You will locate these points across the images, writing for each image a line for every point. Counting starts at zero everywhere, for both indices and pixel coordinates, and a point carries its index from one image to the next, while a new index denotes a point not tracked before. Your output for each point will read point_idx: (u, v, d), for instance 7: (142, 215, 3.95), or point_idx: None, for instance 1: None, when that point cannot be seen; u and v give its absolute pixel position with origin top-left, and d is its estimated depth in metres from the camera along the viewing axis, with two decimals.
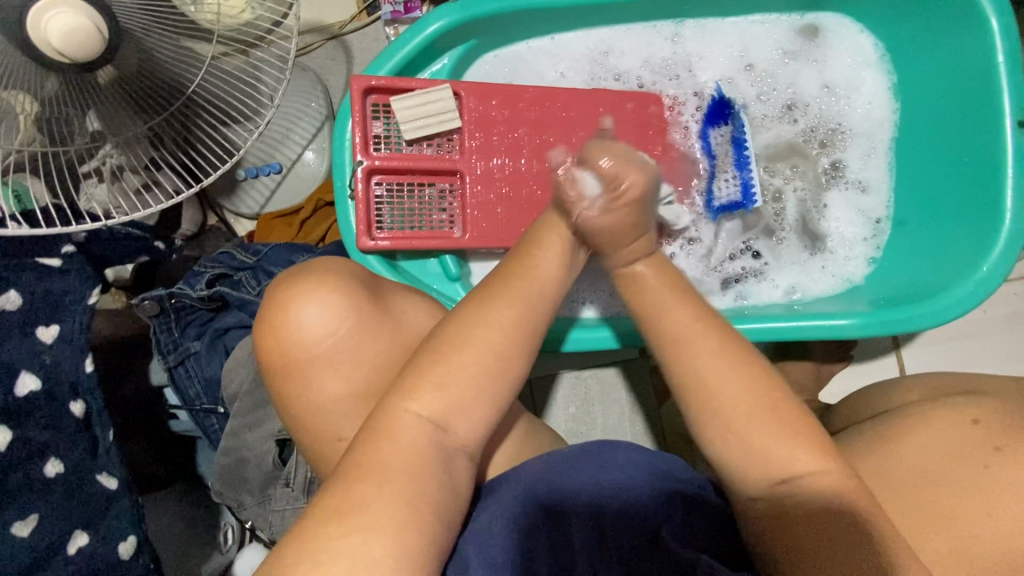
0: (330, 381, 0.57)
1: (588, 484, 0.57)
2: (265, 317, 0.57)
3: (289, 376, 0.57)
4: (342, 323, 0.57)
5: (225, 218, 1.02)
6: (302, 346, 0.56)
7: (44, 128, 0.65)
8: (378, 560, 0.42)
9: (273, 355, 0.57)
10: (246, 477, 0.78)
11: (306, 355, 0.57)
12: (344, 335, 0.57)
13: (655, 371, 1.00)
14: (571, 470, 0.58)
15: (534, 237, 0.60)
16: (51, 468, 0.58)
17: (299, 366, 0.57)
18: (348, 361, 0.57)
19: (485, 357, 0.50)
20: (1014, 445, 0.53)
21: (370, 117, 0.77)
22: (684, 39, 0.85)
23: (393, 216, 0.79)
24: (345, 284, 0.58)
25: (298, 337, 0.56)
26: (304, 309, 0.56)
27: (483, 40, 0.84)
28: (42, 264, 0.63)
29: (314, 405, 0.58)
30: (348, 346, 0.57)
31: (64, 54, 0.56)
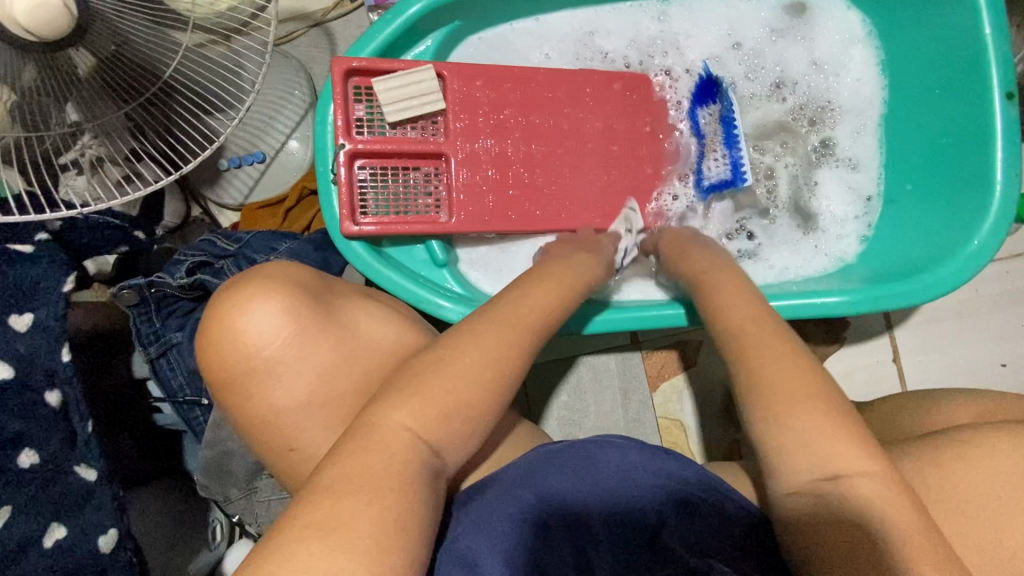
0: (311, 368, 0.56)
1: (577, 485, 0.56)
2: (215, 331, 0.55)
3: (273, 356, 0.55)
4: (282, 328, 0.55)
5: (209, 209, 1.01)
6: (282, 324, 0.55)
7: (18, 118, 0.63)
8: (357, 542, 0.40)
9: (208, 364, 0.55)
10: (232, 469, 0.78)
11: (276, 346, 0.54)
12: (309, 318, 0.56)
13: (646, 358, 0.99)
14: (562, 471, 0.58)
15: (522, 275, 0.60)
16: (26, 459, 0.56)
17: (279, 351, 0.55)
18: (335, 338, 0.56)
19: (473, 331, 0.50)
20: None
21: (351, 100, 0.76)
22: (670, 18, 0.84)
23: (378, 201, 0.78)
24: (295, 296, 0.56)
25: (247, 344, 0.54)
26: (255, 307, 0.54)
27: (467, 22, 0.82)
28: (14, 250, 0.61)
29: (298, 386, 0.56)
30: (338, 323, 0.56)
31: (31, 31, 0.53)
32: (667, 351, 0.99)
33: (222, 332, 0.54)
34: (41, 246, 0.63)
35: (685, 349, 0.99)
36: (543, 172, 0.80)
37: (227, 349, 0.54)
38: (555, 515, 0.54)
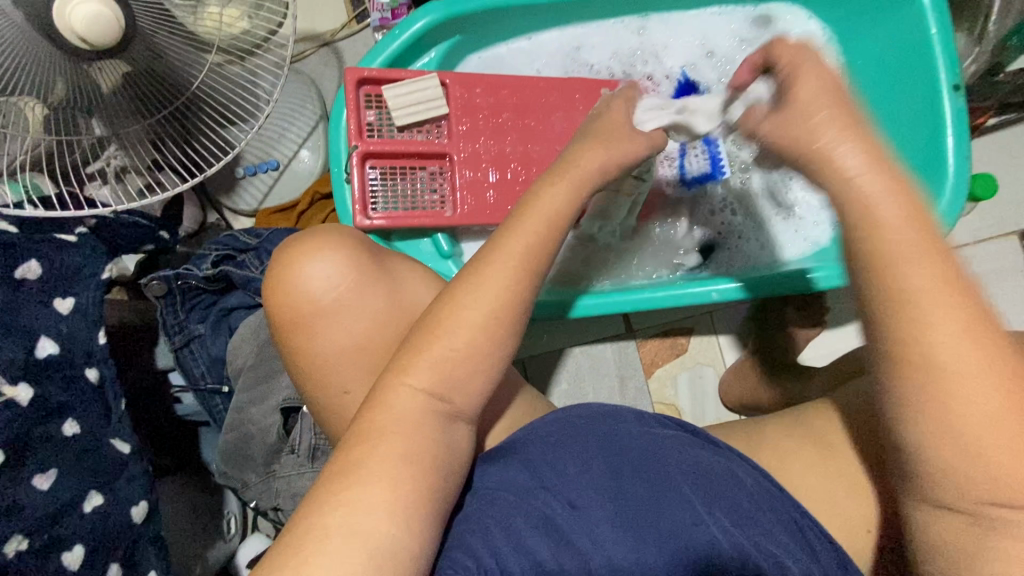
0: (337, 337, 0.61)
1: (598, 452, 0.59)
2: (275, 279, 0.62)
3: (301, 326, 0.62)
4: (343, 280, 0.61)
5: (224, 216, 1.07)
6: (311, 295, 0.61)
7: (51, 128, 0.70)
8: (403, 478, 0.49)
9: (274, 313, 0.63)
10: (252, 453, 0.80)
11: (322, 304, 0.61)
12: (368, 279, 0.63)
13: (641, 345, 1.05)
14: (585, 439, 0.60)
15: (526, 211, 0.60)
16: (69, 427, 0.61)
17: (316, 315, 0.61)
18: (356, 309, 0.62)
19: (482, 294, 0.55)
20: None
21: (363, 106, 0.83)
22: (649, 31, 0.93)
23: (387, 198, 0.84)
24: (351, 254, 0.63)
25: (309, 294, 0.61)
26: (305, 265, 0.61)
27: (466, 37, 0.91)
28: (57, 239, 0.66)
29: (323, 354, 0.62)
30: (357, 297, 0.62)
31: (85, 39, 0.60)
32: (660, 338, 1.05)
33: (287, 284, 0.61)
34: (82, 237, 0.68)
35: (676, 336, 1.05)
36: (539, 169, 0.87)
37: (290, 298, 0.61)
38: (586, 485, 0.57)
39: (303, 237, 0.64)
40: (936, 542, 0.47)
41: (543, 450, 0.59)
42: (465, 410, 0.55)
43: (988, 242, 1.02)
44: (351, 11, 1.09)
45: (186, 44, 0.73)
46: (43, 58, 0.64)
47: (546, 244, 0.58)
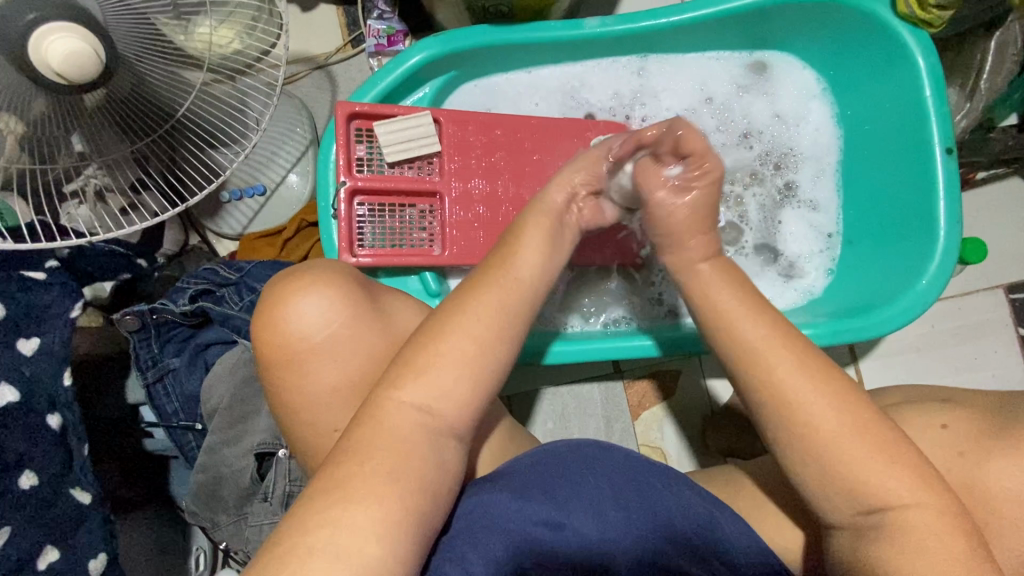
0: (315, 387, 0.59)
1: (580, 510, 0.59)
2: (261, 315, 0.60)
3: (282, 368, 0.59)
4: (328, 313, 0.59)
5: (207, 238, 1.04)
6: (291, 338, 0.59)
7: (27, 147, 0.67)
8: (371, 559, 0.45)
9: (260, 349, 0.60)
10: (223, 495, 0.77)
11: (310, 342, 0.59)
12: (358, 312, 0.60)
13: (628, 386, 1.03)
14: (566, 488, 0.60)
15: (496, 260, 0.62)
16: (26, 481, 0.58)
17: (296, 359, 0.59)
18: (338, 358, 0.59)
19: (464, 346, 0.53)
20: (988, 455, 0.59)
21: (353, 141, 0.81)
22: (647, 73, 0.92)
23: (374, 235, 0.83)
24: (342, 287, 0.60)
25: (296, 327, 0.59)
26: (293, 302, 0.59)
27: (461, 72, 0.89)
28: (27, 277, 0.63)
29: (304, 402, 0.60)
30: (341, 343, 0.59)
31: (62, 75, 0.56)
32: (647, 380, 1.03)
33: (275, 318, 0.59)
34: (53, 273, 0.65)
35: (664, 377, 1.04)
36: None
37: (278, 334, 0.59)
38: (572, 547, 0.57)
39: (298, 271, 0.62)
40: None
41: (527, 509, 0.58)
42: (449, 478, 0.53)
43: (974, 294, 1.03)
44: (345, 35, 1.07)
45: (172, 68, 0.71)
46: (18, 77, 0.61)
47: (521, 288, 0.59)
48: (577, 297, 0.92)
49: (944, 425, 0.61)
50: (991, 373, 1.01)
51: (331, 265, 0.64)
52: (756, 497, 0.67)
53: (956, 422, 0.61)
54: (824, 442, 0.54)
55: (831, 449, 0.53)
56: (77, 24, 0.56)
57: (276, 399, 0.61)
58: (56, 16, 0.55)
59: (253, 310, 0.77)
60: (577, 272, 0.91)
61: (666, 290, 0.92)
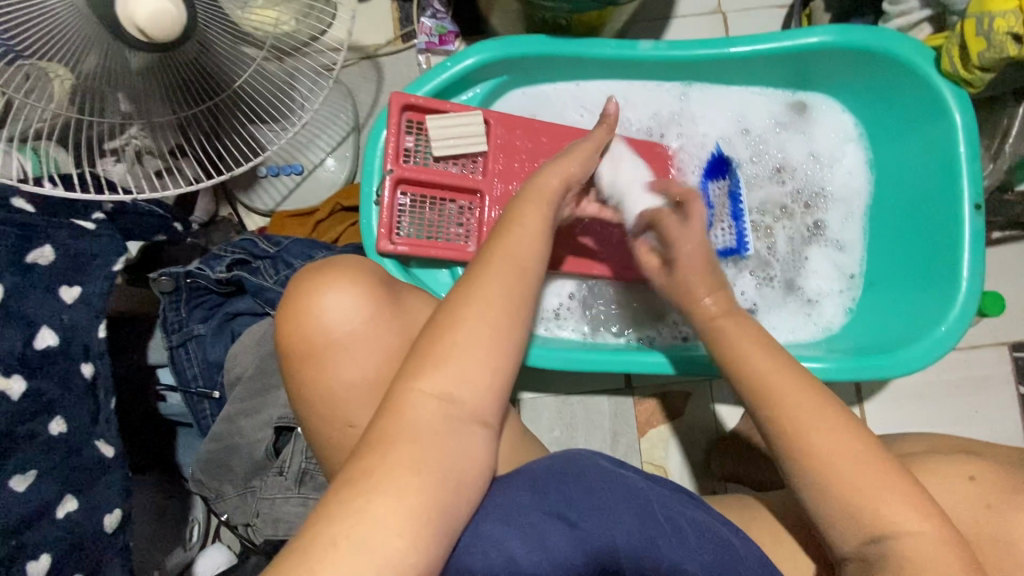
0: (339, 382, 0.56)
1: (596, 515, 0.60)
2: (286, 302, 0.57)
3: (307, 365, 0.56)
4: (353, 304, 0.56)
5: (238, 211, 1.05)
6: (315, 333, 0.55)
7: (76, 99, 0.67)
8: None
9: (287, 343, 0.57)
10: (232, 465, 0.77)
11: (336, 336, 0.56)
12: (377, 301, 0.57)
13: (638, 404, 1.04)
14: (584, 492, 0.61)
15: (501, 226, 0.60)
16: (56, 426, 0.57)
17: (318, 354, 0.56)
18: (362, 353, 0.56)
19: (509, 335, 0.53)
20: (1002, 502, 0.59)
21: (403, 132, 0.82)
22: (691, 99, 0.95)
23: (411, 225, 0.84)
24: (358, 275, 0.58)
25: (319, 323, 0.55)
26: (315, 294, 0.56)
27: (511, 78, 0.92)
28: (76, 225, 0.62)
29: (328, 394, 0.56)
30: (371, 334, 0.56)
31: (145, 33, 0.56)
32: (657, 399, 1.04)
33: (299, 311, 0.56)
34: (99, 225, 0.65)
35: (673, 399, 1.04)
36: None
37: (306, 329, 0.56)
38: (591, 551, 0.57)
39: (320, 264, 0.58)
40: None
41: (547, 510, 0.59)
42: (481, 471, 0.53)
43: (980, 349, 1.05)
44: (397, 30, 1.09)
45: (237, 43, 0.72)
46: (88, 28, 0.61)
47: None
48: (603, 309, 0.93)
49: (970, 476, 0.61)
50: (988, 426, 1.03)
51: (358, 261, 0.61)
52: (766, 521, 0.68)
53: (983, 475, 0.61)
54: (868, 499, 0.53)
55: (857, 477, 0.54)
56: None
57: (298, 390, 0.57)
58: None
59: (286, 286, 0.77)
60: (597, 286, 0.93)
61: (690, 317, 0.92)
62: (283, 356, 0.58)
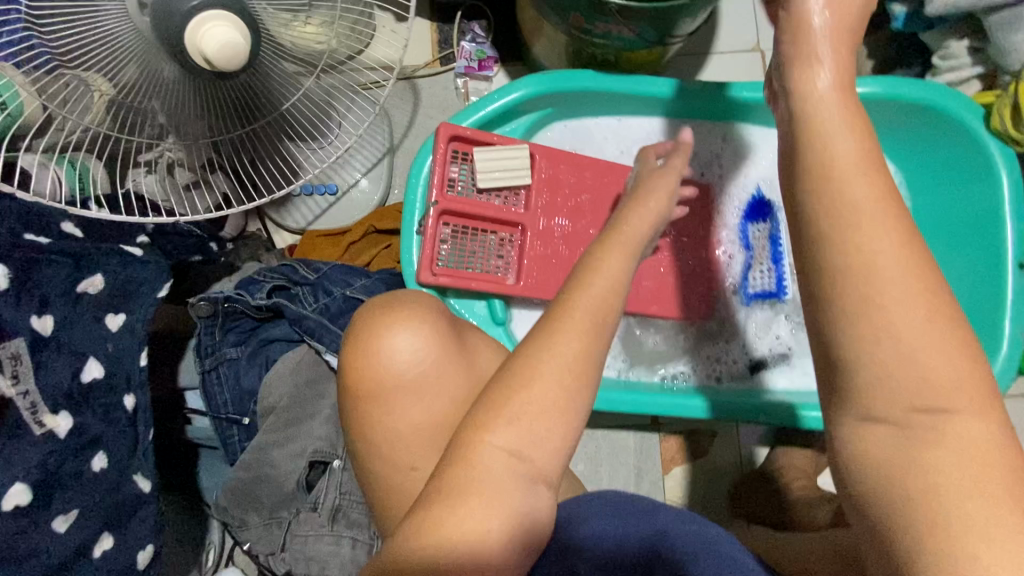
0: (396, 427, 0.54)
1: None
2: (348, 345, 0.56)
3: (367, 406, 0.54)
4: (419, 345, 0.55)
5: (266, 227, 1.03)
6: (383, 373, 0.54)
7: (115, 111, 0.64)
8: None
9: (351, 380, 0.55)
10: (260, 495, 0.74)
11: (398, 381, 0.54)
12: (445, 344, 0.56)
13: (664, 440, 1.03)
14: None
15: (583, 268, 0.59)
16: (98, 463, 0.55)
17: (378, 394, 0.54)
18: (423, 398, 0.54)
19: (572, 389, 0.52)
20: None
21: (448, 161, 0.81)
22: (733, 139, 0.94)
23: (451, 255, 0.83)
24: (428, 314, 0.57)
25: (384, 366, 0.54)
26: (384, 333, 0.55)
27: (556, 111, 0.91)
28: (125, 252, 0.62)
29: (385, 438, 0.55)
30: (435, 381, 0.55)
31: (212, 63, 0.55)
32: (682, 437, 1.03)
33: (364, 352, 0.54)
34: (147, 251, 0.65)
35: (698, 437, 1.03)
36: None
37: (368, 371, 0.54)
38: None
39: (386, 302, 0.57)
40: (916, 455, 0.37)
41: None
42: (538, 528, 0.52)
43: None
44: (435, 52, 1.08)
45: (292, 66, 0.69)
46: (150, 43, 0.59)
47: None
48: (635, 347, 0.92)
49: None
50: None
51: (418, 296, 0.60)
52: None
53: None
54: None
55: None
56: (234, 14, 0.55)
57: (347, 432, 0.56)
58: (218, 3, 0.55)
59: (327, 315, 0.76)
60: (634, 323, 0.92)
61: (724, 359, 0.91)
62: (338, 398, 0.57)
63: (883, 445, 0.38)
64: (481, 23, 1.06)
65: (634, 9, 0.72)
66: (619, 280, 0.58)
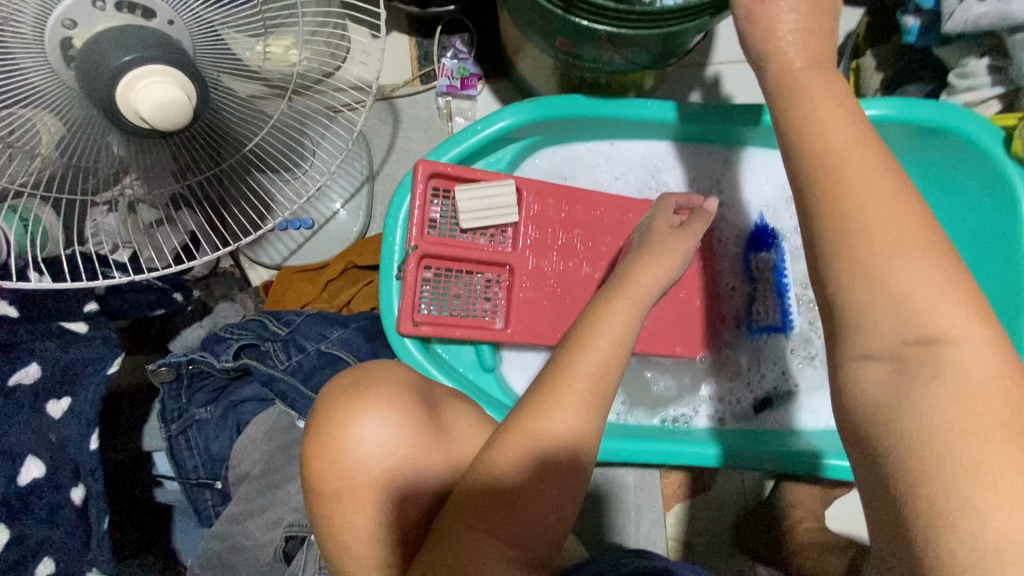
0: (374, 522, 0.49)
1: None
2: (315, 435, 0.51)
3: (339, 502, 0.50)
4: (393, 433, 0.50)
5: (240, 263, 0.97)
6: (352, 469, 0.49)
7: (66, 153, 0.55)
8: None
9: (318, 477, 0.50)
10: (235, 564, 0.69)
11: (376, 473, 0.50)
12: (423, 430, 0.51)
13: (664, 476, 0.99)
14: None
15: (583, 334, 0.55)
16: (42, 570, 0.51)
17: (350, 491, 0.49)
18: (400, 493, 0.50)
19: (556, 477, 0.48)
20: None
21: (429, 200, 0.75)
22: (733, 163, 0.89)
23: (434, 301, 0.77)
24: (404, 396, 0.52)
25: (355, 460, 0.49)
26: (352, 425, 0.50)
27: (544, 137, 0.85)
28: (65, 330, 0.57)
29: (358, 538, 0.50)
30: (411, 473, 0.50)
31: (150, 123, 0.49)
32: (682, 472, 0.99)
33: (336, 443, 0.50)
34: (93, 325, 0.59)
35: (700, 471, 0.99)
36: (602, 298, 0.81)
37: (338, 466, 0.49)
38: None
39: (357, 380, 0.52)
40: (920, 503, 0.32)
41: None
42: None
43: None
44: (416, 69, 1.01)
45: (264, 97, 0.60)
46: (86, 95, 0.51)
47: None
48: (633, 387, 0.86)
49: None
50: None
51: (394, 368, 0.55)
52: None
53: None
54: None
55: None
56: (175, 68, 0.49)
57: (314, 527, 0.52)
58: (154, 58, 0.49)
59: (301, 374, 0.71)
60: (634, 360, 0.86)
61: (728, 398, 0.86)
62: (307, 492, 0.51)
63: (862, 357, 0.39)
64: (463, 37, 0.99)
65: (624, 35, 0.65)
66: (614, 350, 0.53)
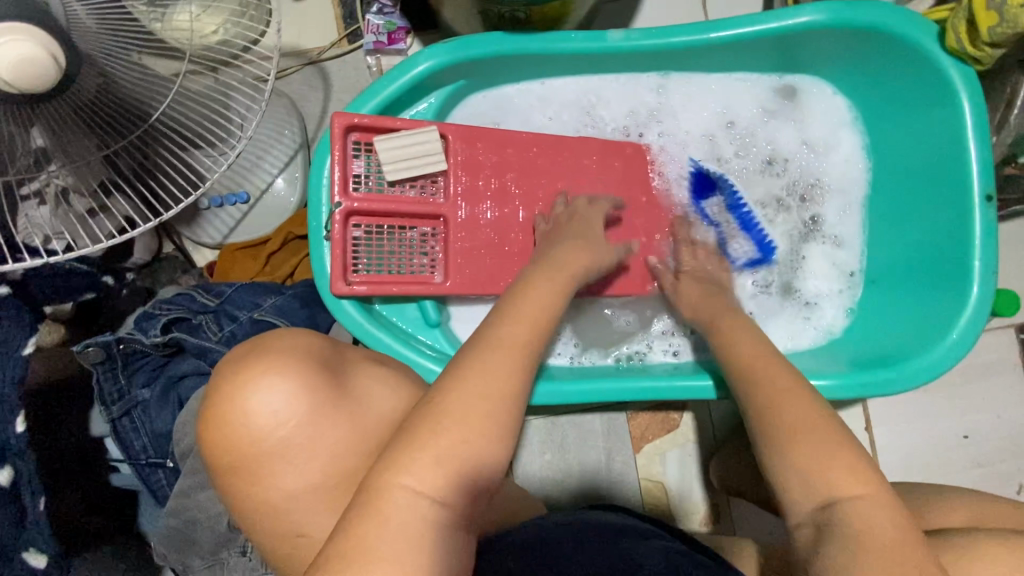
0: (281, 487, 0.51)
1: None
2: (222, 403, 0.51)
3: (241, 473, 0.51)
4: (293, 407, 0.50)
5: (183, 246, 0.95)
6: (254, 438, 0.50)
7: None
8: None
9: (223, 446, 0.51)
10: (196, 538, 0.70)
11: (270, 440, 0.50)
12: (323, 402, 0.52)
13: (631, 418, 0.97)
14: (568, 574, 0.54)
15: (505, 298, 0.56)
16: None
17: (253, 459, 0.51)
18: (297, 461, 0.51)
19: (473, 411, 0.46)
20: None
21: (350, 156, 0.74)
22: (668, 91, 0.86)
23: (369, 259, 0.76)
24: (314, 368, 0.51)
25: (249, 429, 0.50)
26: (269, 394, 0.50)
27: (470, 81, 0.82)
28: None
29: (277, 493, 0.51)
30: (307, 442, 0.51)
31: (13, 85, 0.44)
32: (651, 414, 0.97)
33: (254, 409, 0.50)
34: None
35: (667, 411, 0.97)
36: None
37: (242, 431, 0.50)
38: None
39: (277, 352, 0.52)
40: None
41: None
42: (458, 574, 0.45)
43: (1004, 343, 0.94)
44: (342, 29, 0.98)
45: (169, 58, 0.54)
46: None
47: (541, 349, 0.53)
48: (586, 330, 0.85)
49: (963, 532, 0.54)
50: None
51: (313, 343, 0.54)
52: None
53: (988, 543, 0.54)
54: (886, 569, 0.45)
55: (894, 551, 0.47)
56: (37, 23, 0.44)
57: (239, 485, 0.51)
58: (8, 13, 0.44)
59: (232, 343, 0.70)
60: (586, 302, 0.84)
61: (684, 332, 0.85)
62: (217, 455, 0.52)
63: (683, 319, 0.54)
64: None
65: None
66: None
